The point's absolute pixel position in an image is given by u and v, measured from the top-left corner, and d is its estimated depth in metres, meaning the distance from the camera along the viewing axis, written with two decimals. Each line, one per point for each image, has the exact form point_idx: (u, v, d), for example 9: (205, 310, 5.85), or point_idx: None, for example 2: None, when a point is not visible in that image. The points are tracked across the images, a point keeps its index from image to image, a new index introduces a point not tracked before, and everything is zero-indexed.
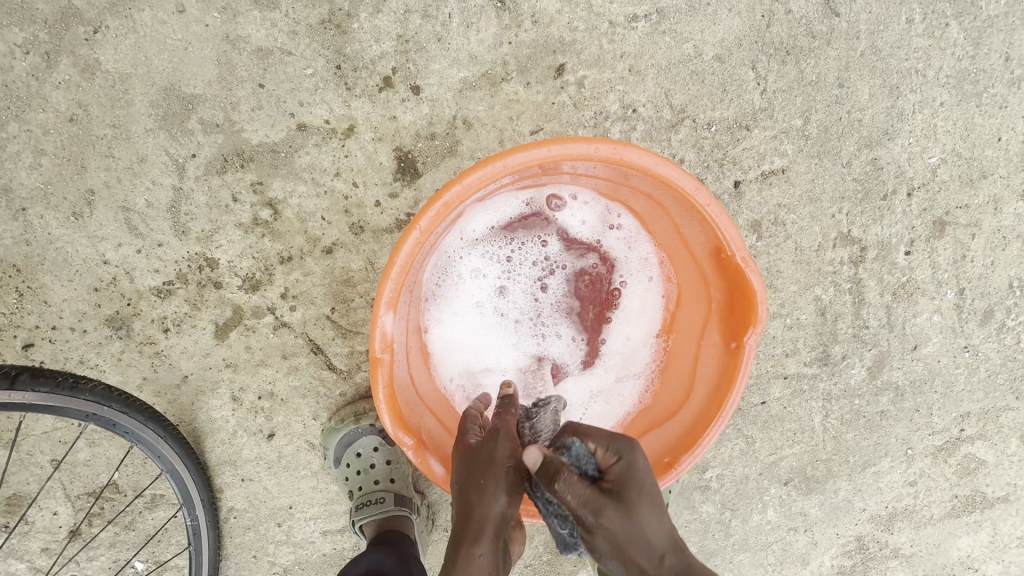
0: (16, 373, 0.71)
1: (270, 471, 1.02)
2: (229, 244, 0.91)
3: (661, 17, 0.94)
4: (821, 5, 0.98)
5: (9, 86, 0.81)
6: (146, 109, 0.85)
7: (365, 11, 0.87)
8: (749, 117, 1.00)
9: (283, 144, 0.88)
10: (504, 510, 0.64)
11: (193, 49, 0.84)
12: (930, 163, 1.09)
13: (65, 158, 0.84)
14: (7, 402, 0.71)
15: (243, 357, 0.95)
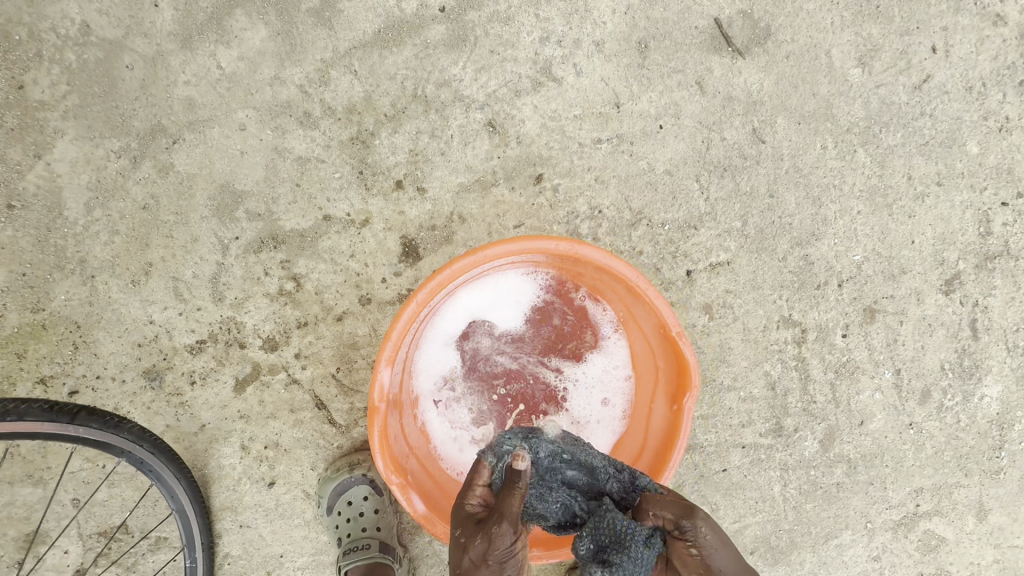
0: (77, 410, 0.86)
1: (266, 518, 1.11)
2: (257, 311, 1.08)
3: (620, 140, 1.17)
4: (750, 134, 1.22)
5: (99, 180, 1.02)
6: (204, 200, 1.06)
7: (385, 131, 1.10)
8: (695, 219, 1.21)
9: (311, 231, 1.08)
10: None
11: (248, 155, 1.06)
12: (856, 260, 1.29)
13: (133, 237, 1.04)
14: (65, 435, 0.84)
15: (256, 410, 1.09)
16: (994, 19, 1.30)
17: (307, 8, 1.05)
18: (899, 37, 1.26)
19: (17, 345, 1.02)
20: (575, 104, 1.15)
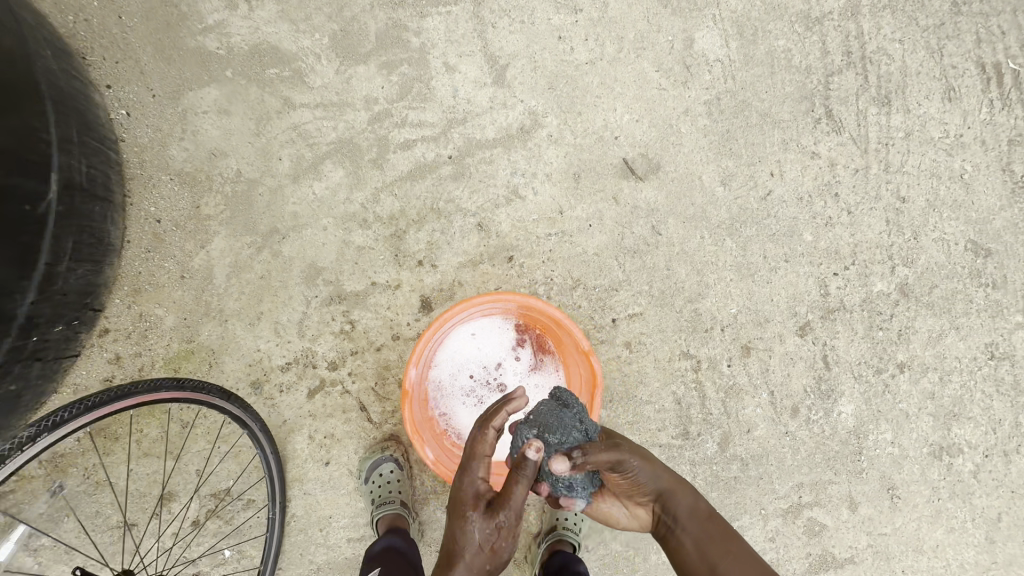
0: (229, 394, 1.44)
1: (322, 488, 1.61)
2: (326, 344, 1.66)
3: (564, 234, 1.81)
4: (651, 229, 1.86)
5: (234, 260, 1.64)
6: (297, 272, 1.67)
7: (413, 229, 1.74)
8: (616, 284, 1.82)
9: (363, 292, 1.69)
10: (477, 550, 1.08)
11: (326, 245, 1.69)
12: (732, 312, 1.87)
13: (251, 295, 1.64)
14: (222, 407, 1.41)
15: (321, 410, 1.63)
16: (812, 155, 1.98)
17: (368, 158, 1.73)
18: (749, 167, 1.94)
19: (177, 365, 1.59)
20: (534, 212, 1.80)
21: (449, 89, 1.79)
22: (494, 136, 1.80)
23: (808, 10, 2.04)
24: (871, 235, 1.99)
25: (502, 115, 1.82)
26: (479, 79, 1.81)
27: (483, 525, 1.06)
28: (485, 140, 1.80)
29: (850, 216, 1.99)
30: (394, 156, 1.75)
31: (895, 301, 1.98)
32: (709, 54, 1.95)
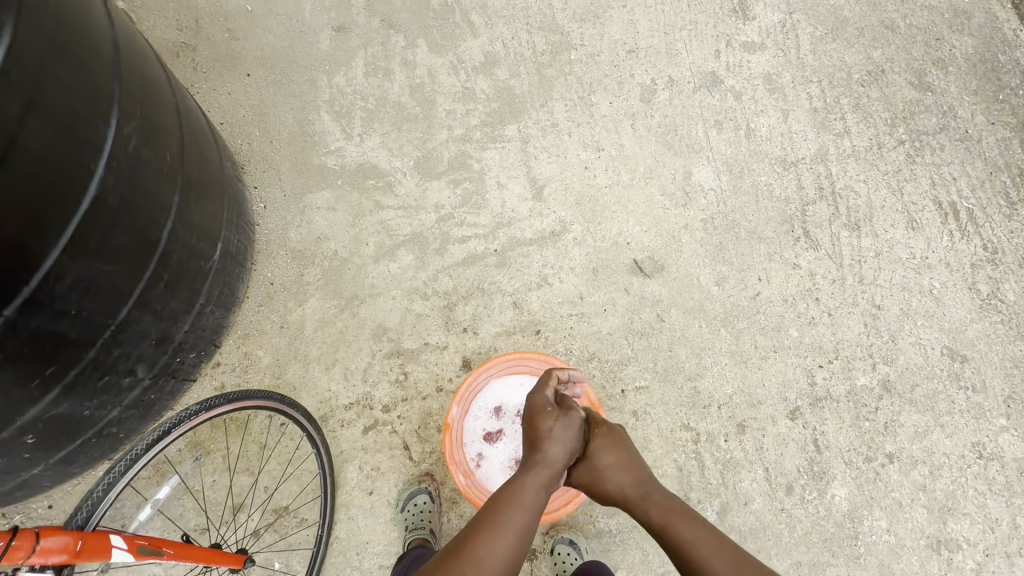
0: (312, 423, 1.75)
1: (363, 515, 1.88)
2: (384, 390, 2.03)
3: (584, 315, 2.21)
4: (657, 316, 2.24)
5: (320, 317, 2.10)
6: (367, 330, 2.10)
7: (461, 302, 2.18)
8: (626, 361, 2.17)
9: (417, 350, 2.09)
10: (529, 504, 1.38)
11: (392, 310, 2.14)
12: (727, 392, 2.17)
13: (329, 346, 2.07)
14: (306, 434, 1.72)
15: (372, 445, 1.95)
16: (794, 265, 2.39)
17: (433, 247, 2.24)
18: (740, 272, 2.35)
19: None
20: (560, 296, 2.23)
21: (499, 200, 2.35)
22: (531, 236, 2.31)
23: (784, 156, 2.59)
24: (851, 335, 2.31)
25: (539, 222, 2.34)
26: (522, 195, 2.37)
27: (561, 426, 1.54)
28: (525, 238, 2.30)
29: (830, 317, 2.33)
30: (453, 246, 2.25)
31: (878, 396, 2.24)
32: (705, 186, 2.48)
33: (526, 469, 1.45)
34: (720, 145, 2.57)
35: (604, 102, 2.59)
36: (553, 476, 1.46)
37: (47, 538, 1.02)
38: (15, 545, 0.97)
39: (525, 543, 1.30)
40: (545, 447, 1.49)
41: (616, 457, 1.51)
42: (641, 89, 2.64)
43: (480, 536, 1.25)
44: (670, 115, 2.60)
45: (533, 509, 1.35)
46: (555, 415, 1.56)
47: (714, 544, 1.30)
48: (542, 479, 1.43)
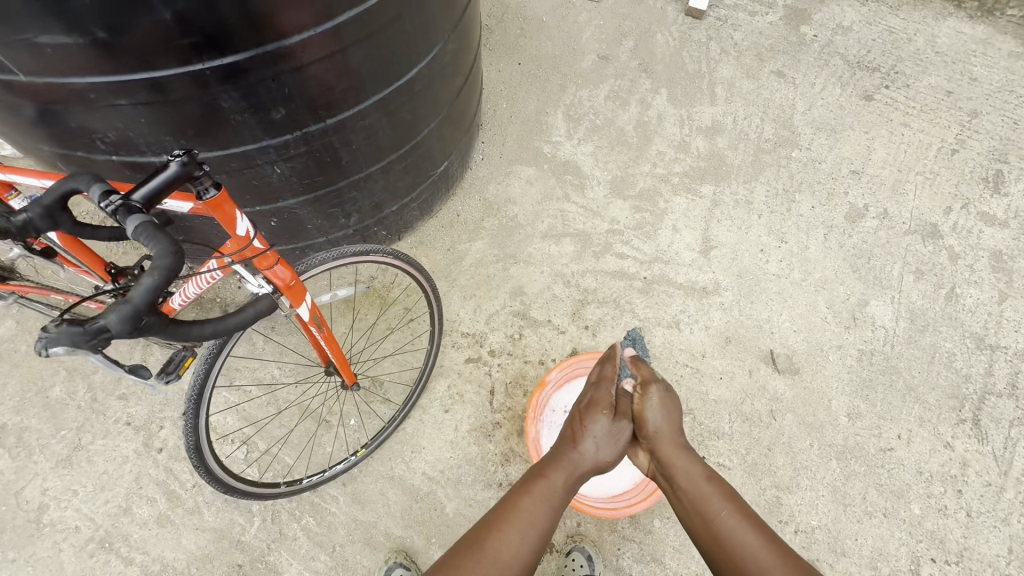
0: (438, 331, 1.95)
1: (432, 423, 2.05)
2: (497, 337, 2.23)
3: (699, 371, 2.21)
4: (770, 410, 2.16)
5: (479, 257, 2.39)
6: (508, 285, 2.34)
7: (594, 304, 2.33)
8: (720, 433, 2.10)
9: (540, 322, 2.27)
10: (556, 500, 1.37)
11: (535, 281, 2.36)
12: (810, 522, 1.99)
13: (474, 281, 2.34)
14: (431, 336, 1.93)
15: (465, 375, 2.15)
16: (946, 445, 2.13)
17: (593, 249, 2.44)
18: (879, 417, 2.16)
19: (409, 294, 2.20)
20: (684, 343, 2.26)
21: (668, 240, 2.49)
22: (682, 282, 2.39)
23: (983, 335, 2.35)
24: (986, 550, 1.97)
25: (695, 273, 2.42)
26: (691, 245, 2.48)
27: (599, 427, 1.50)
28: (675, 280, 2.40)
29: (967, 517, 2.02)
30: (610, 256, 2.43)
31: None
32: (877, 320, 2.36)
33: (552, 466, 1.42)
34: (912, 292, 2.42)
35: (807, 203, 2.62)
36: (578, 476, 1.44)
37: (282, 265, 1.28)
38: (267, 254, 1.24)
39: (541, 541, 1.28)
40: (580, 445, 1.47)
41: (663, 414, 1.52)
42: (850, 209, 2.62)
43: (496, 527, 1.25)
44: (869, 243, 2.54)
45: (550, 509, 1.32)
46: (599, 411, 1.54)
47: (726, 504, 1.31)
48: (567, 480, 1.41)
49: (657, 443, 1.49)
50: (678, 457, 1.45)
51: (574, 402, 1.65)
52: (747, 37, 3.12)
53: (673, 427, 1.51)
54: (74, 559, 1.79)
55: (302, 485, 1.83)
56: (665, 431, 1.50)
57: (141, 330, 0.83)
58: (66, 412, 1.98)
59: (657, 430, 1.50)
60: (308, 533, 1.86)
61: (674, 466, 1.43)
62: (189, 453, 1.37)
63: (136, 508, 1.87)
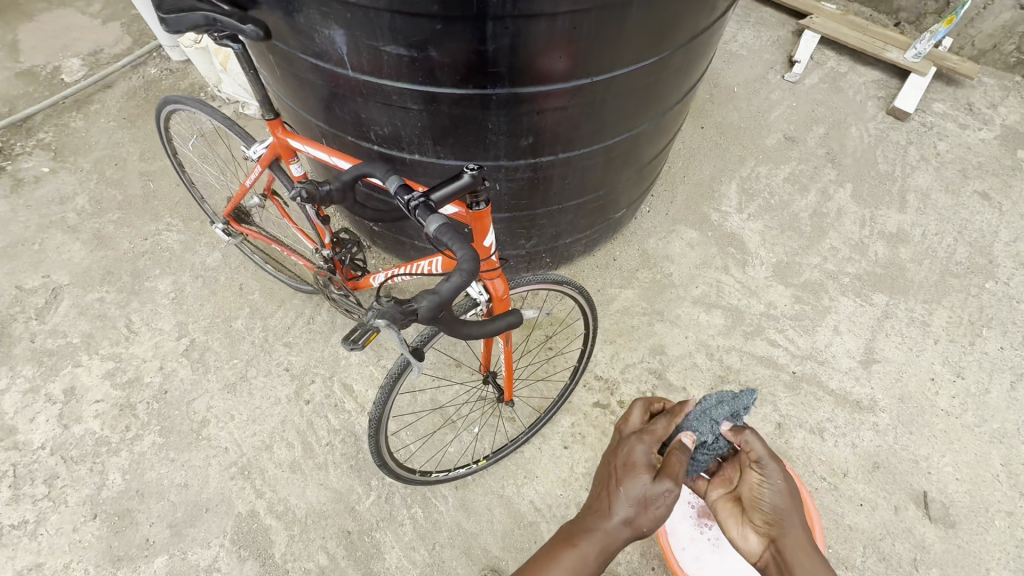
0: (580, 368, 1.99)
1: (549, 455, 2.07)
2: (629, 389, 2.21)
3: (836, 488, 2.04)
4: (913, 557, 1.92)
5: (626, 306, 2.41)
6: (650, 341, 2.33)
7: (734, 384, 2.24)
8: (850, 563, 1.91)
9: (675, 387, 2.22)
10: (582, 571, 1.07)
11: (678, 344, 2.33)
12: None
13: (617, 327, 2.35)
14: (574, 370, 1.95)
15: (591, 418, 2.15)
16: None
17: (743, 328, 2.37)
18: None
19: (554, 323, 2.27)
20: (825, 454, 2.10)
21: (826, 340, 2.35)
22: (834, 388, 2.24)
23: None
24: None
25: (850, 383, 2.26)
26: (851, 353, 2.32)
27: (636, 490, 1.10)
28: (827, 384, 2.25)
29: None
30: (760, 340, 2.34)
31: None
32: None
33: (579, 531, 1.11)
34: None
35: (994, 342, 2.36)
36: (610, 549, 1.10)
37: (500, 278, 1.34)
38: (490, 264, 1.30)
39: None
40: (610, 511, 1.11)
41: (780, 495, 1.20)
42: None
43: None
44: None
45: None
46: (639, 467, 1.14)
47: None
48: (597, 553, 1.09)
49: (779, 533, 1.17)
50: (795, 552, 1.14)
51: (619, 440, 1.25)
52: (952, 150, 2.92)
53: (795, 517, 1.19)
54: (217, 477, 1.98)
55: (434, 478, 1.93)
56: (776, 518, 1.18)
57: (435, 321, 0.93)
58: (241, 344, 2.23)
59: (771, 517, 1.19)
60: (414, 523, 1.93)
61: (797, 566, 1.13)
62: (369, 426, 1.50)
63: (276, 448, 2.05)
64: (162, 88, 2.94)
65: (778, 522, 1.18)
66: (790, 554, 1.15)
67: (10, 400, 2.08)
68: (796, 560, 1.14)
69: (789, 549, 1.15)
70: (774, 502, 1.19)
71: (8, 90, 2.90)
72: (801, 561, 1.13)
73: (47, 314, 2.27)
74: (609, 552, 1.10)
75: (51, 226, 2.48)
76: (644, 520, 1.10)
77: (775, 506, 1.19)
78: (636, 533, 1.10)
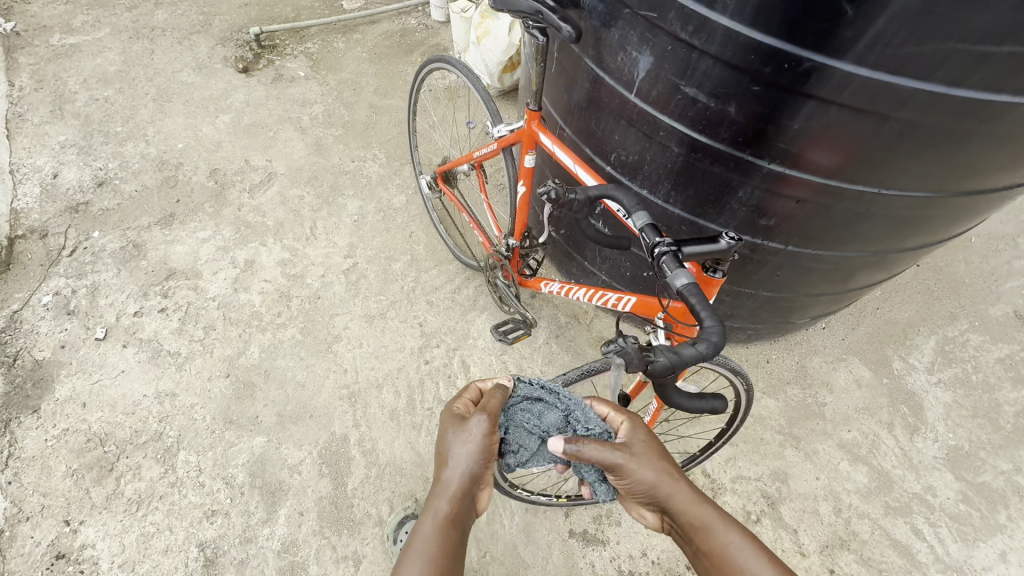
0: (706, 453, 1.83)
1: (628, 527, 1.94)
2: (733, 502, 2.02)
3: None
4: None
5: (762, 415, 2.21)
6: (775, 463, 2.11)
7: (853, 554, 1.95)
8: None
9: (784, 523, 1.99)
10: (425, 542, 0.98)
11: (805, 480, 2.08)
12: None
13: (744, 433, 2.17)
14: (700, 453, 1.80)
15: None
16: None
17: (886, 500, 2.06)
18: None
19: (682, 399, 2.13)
20: None
21: (986, 562, 1.95)
22: None
23: None
24: None
25: None
26: None
27: (454, 444, 1.08)
28: None
29: None
30: (901, 523, 2.02)
31: None
32: None
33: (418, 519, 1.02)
34: None
35: None
36: (455, 516, 1.02)
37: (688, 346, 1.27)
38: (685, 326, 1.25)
39: None
40: (442, 476, 1.06)
41: (642, 467, 1.06)
42: None
43: None
44: None
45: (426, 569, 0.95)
46: (451, 423, 1.13)
47: (764, 558, 0.98)
48: (442, 525, 1.00)
49: (662, 503, 1.05)
50: (685, 518, 1.04)
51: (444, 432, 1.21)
52: None
53: (663, 474, 1.07)
54: (329, 391, 2.12)
55: (516, 494, 1.84)
56: (652, 497, 1.06)
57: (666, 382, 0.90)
58: (392, 285, 2.38)
59: (652, 494, 1.05)
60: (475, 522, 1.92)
61: (695, 530, 1.03)
62: None
63: (384, 389, 2.14)
64: (413, 38, 3.23)
65: (659, 497, 1.05)
66: (681, 519, 1.04)
67: (206, 250, 2.41)
68: (689, 525, 1.04)
69: (679, 518, 1.05)
70: (643, 479, 1.05)
71: (300, 0, 3.37)
72: (692, 522, 1.04)
73: (258, 191, 2.60)
74: (457, 504, 1.04)
75: (288, 122, 2.84)
76: (472, 457, 1.07)
77: (648, 483, 1.05)
78: (468, 476, 1.06)
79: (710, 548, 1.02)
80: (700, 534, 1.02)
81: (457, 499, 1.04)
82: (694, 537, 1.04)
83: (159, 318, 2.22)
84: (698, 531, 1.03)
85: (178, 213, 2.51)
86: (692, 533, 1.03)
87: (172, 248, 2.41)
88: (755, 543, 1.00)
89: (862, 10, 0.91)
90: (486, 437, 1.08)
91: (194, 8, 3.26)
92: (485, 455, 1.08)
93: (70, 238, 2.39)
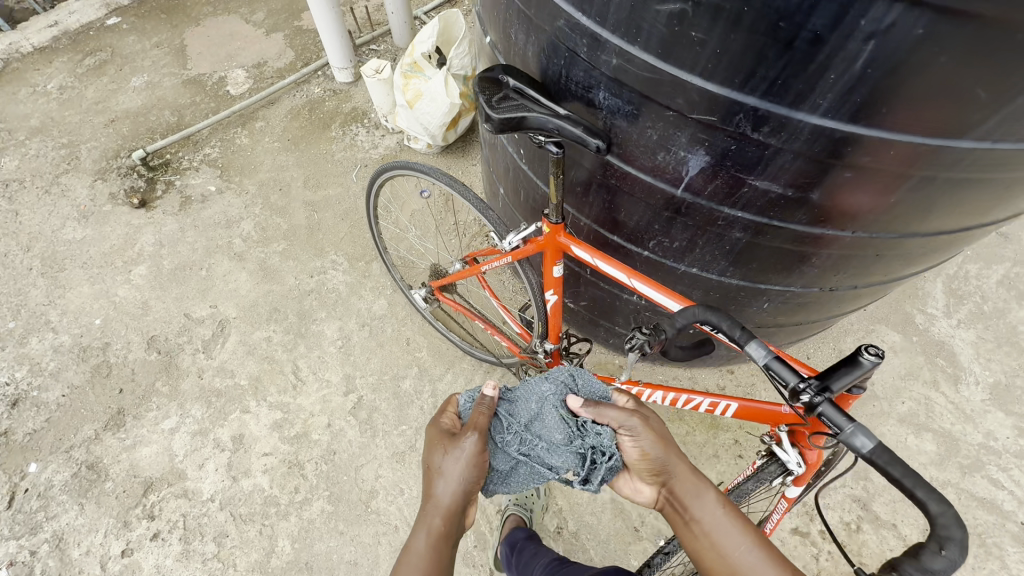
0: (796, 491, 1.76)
1: None
2: (830, 517, 1.97)
3: None
4: None
5: None
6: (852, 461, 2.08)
7: None
8: None
9: (884, 520, 1.97)
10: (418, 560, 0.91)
11: (884, 468, 2.07)
12: None
13: None
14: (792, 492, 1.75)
15: (788, 545, 1.93)
16: None
17: (958, 461, 2.09)
18: None
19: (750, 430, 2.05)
20: None
21: None
22: None
23: None
24: None
25: None
26: None
27: (442, 459, 0.96)
28: None
29: None
30: (980, 478, 2.06)
31: None
32: None
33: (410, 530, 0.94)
34: None
35: None
36: (453, 530, 0.94)
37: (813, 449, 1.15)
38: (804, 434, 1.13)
39: None
40: (434, 493, 0.94)
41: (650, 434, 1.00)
42: None
43: None
44: None
45: None
46: (439, 441, 1.00)
47: (759, 547, 0.93)
48: (433, 539, 0.92)
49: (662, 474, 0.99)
50: (688, 490, 0.98)
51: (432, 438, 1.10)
52: None
53: (671, 445, 1.01)
54: (387, 560, 1.84)
55: None
56: (654, 465, 0.99)
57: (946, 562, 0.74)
58: (410, 409, 2.10)
59: (654, 462, 0.99)
60: None
61: (692, 507, 0.97)
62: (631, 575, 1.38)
63: None
64: (325, 109, 2.85)
65: (661, 465, 0.99)
66: (680, 494, 0.98)
67: (180, 442, 2.02)
68: (687, 497, 0.98)
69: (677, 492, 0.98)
70: (651, 445, 0.99)
71: (176, 98, 2.87)
72: (691, 498, 0.97)
73: (214, 348, 2.20)
74: (455, 522, 0.94)
75: (219, 251, 2.43)
76: (463, 470, 0.95)
77: (653, 448, 0.99)
78: (461, 491, 0.95)
79: (705, 527, 0.95)
80: (699, 513, 0.96)
81: (451, 513, 0.94)
82: (687, 516, 0.97)
83: (154, 547, 1.84)
84: (694, 509, 0.97)
85: (127, 406, 2.08)
86: (689, 511, 0.97)
87: (137, 453, 1.99)
88: (735, 518, 0.96)
89: (1000, 93, 0.76)
90: (472, 451, 0.97)
91: (50, 142, 2.70)
92: (470, 465, 0.96)
93: (1, 485, 1.93)
